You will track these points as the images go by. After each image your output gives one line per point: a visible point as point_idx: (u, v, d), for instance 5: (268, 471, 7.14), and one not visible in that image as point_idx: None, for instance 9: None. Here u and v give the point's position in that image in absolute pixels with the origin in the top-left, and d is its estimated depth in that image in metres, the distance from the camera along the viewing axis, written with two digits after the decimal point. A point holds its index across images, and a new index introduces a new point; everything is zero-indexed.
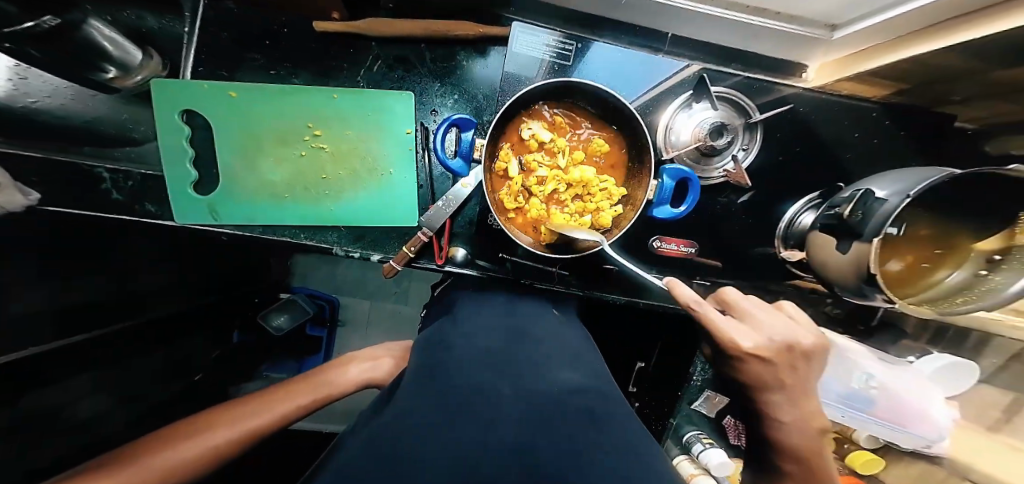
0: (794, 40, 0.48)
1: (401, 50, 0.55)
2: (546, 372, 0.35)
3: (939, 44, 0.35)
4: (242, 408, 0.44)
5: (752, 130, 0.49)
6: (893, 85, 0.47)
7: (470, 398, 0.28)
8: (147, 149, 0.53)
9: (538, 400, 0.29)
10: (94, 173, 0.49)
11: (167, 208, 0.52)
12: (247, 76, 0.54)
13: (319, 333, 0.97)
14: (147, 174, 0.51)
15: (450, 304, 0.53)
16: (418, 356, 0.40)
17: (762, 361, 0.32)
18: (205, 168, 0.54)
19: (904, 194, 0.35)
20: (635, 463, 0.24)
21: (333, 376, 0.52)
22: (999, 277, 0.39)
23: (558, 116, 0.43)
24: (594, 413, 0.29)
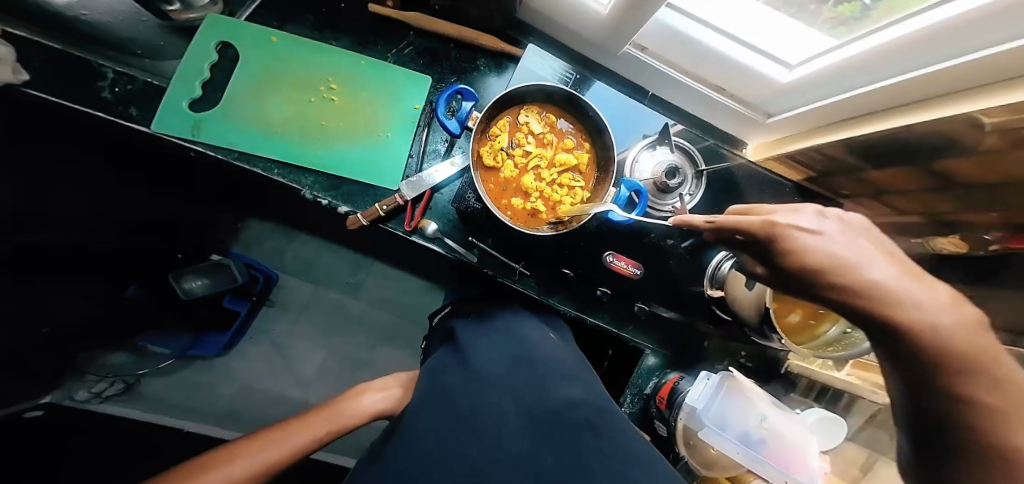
0: (740, 120, 0.60)
1: (432, 44, 0.63)
2: (553, 389, 0.46)
3: (851, 133, 0.47)
4: (263, 439, 0.44)
5: (699, 178, 0.59)
6: (805, 171, 0.60)
7: (484, 427, 0.42)
8: (164, 66, 0.58)
9: (543, 417, 0.43)
10: (100, 70, 0.53)
11: (149, 116, 0.54)
12: (295, 29, 0.62)
13: (238, 306, 1.04)
14: (150, 83, 0.55)
15: (450, 333, 0.58)
16: (424, 379, 0.51)
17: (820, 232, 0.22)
18: (211, 92, 0.59)
19: None
20: (628, 467, 0.36)
21: (348, 406, 0.51)
22: (858, 333, 0.50)
23: (552, 115, 0.52)
24: (593, 428, 0.42)
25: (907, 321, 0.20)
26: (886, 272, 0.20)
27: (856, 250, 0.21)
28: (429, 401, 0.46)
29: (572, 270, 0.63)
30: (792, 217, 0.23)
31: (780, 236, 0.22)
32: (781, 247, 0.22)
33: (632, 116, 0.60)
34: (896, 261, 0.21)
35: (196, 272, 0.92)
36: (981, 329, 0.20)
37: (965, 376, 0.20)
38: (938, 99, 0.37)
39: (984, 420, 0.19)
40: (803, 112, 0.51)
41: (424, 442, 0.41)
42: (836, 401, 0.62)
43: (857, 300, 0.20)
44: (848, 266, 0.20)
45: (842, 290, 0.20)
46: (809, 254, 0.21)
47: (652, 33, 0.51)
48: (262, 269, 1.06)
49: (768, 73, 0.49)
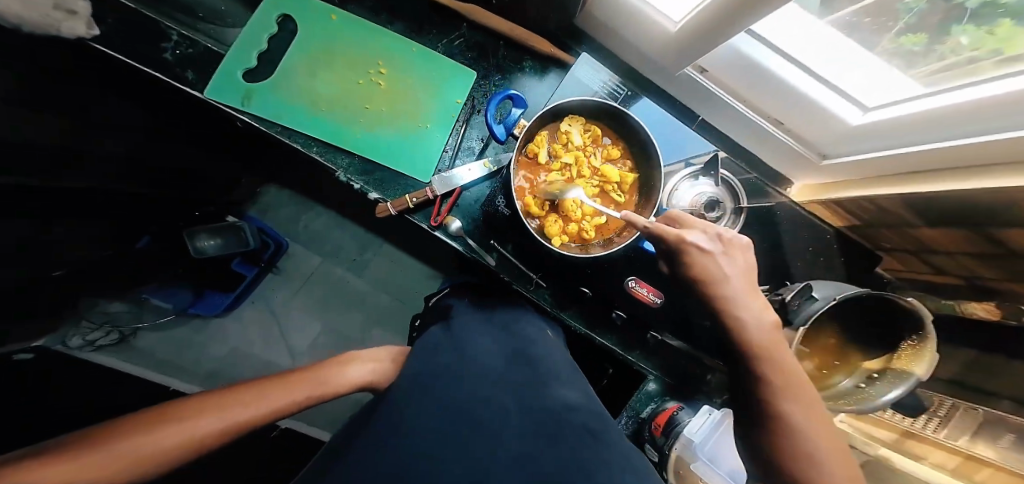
0: (792, 158, 0.60)
1: (483, 39, 0.62)
2: (551, 389, 0.45)
3: (907, 190, 0.46)
4: (232, 395, 0.37)
5: (738, 214, 0.58)
6: (846, 218, 0.60)
7: (476, 407, 0.41)
8: (228, 33, 0.57)
9: (538, 414, 0.41)
10: (165, 31, 0.54)
11: (203, 80, 0.54)
12: (354, 9, 0.61)
13: (244, 270, 1.03)
14: (209, 49, 0.55)
15: (448, 314, 0.62)
16: (414, 361, 0.51)
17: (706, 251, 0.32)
18: (264, 63, 0.58)
19: (831, 299, 0.49)
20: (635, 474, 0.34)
21: (336, 373, 0.47)
22: (872, 389, 0.50)
23: (596, 132, 0.52)
24: (591, 429, 0.39)
25: (728, 313, 0.31)
26: (736, 290, 0.32)
27: (719, 271, 0.32)
28: (419, 386, 0.44)
29: (591, 289, 0.63)
30: (697, 239, 0.32)
31: (686, 253, 0.32)
32: (685, 258, 0.32)
33: (677, 140, 0.60)
34: (737, 281, 0.32)
35: (210, 231, 0.92)
36: (775, 332, 0.31)
37: (763, 361, 0.30)
38: (999, 170, 0.37)
39: (770, 392, 0.29)
40: (861, 159, 0.50)
41: (414, 423, 0.38)
42: None
43: (708, 305, 0.32)
44: (711, 283, 0.31)
45: (712, 298, 0.32)
46: (700, 267, 0.32)
47: (719, 58, 0.50)
48: (273, 236, 1.06)
49: (839, 114, 0.48)
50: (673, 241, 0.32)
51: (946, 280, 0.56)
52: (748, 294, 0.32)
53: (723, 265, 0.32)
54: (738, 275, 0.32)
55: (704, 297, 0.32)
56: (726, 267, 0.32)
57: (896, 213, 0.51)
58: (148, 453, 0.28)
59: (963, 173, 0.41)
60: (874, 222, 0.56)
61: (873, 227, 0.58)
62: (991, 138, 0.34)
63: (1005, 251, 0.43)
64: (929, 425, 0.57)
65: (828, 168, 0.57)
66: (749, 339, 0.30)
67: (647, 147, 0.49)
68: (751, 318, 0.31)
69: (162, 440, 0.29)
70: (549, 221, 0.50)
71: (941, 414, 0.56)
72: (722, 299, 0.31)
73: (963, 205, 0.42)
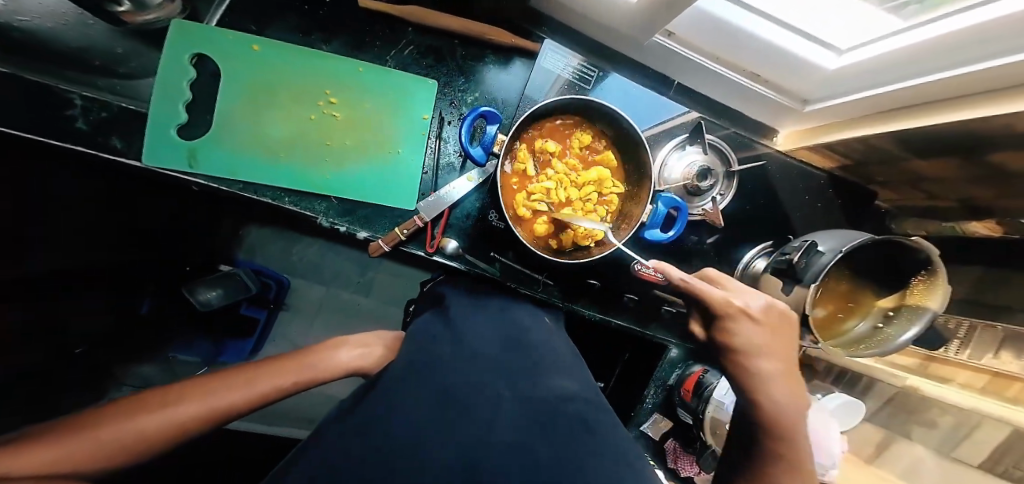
0: (776, 110, 0.57)
1: (434, 41, 0.57)
2: (548, 379, 0.44)
3: (903, 125, 0.43)
4: (220, 382, 0.41)
5: (730, 178, 0.58)
6: (839, 160, 0.59)
7: (472, 396, 0.38)
8: (139, 86, 0.49)
9: (533, 402, 0.40)
10: (65, 97, 0.44)
11: (136, 146, 0.47)
12: (278, 34, 0.53)
13: (255, 314, 1.00)
14: (128, 109, 0.47)
15: (439, 298, 0.60)
16: (409, 350, 0.49)
17: (760, 326, 0.34)
18: (198, 114, 0.51)
19: (836, 251, 0.47)
20: (624, 467, 0.33)
21: (320, 359, 0.50)
22: (891, 329, 0.50)
23: (586, 136, 0.51)
24: (587, 421, 0.39)
25: (753, 380, 0.34)
26: (766, 366, 0.34)
27: (764, 344, 0.34)
28: (411, 374, 0.42)
29: (598, 280, 0.63)
30: (753, 304, 0.35)
31: (732, 316, 0.35)
32: (730, 323, 0.35)
33: (656, 111, 0.58)
34: (775, 353, 0.34)
35: (208, 283, 0.91)
36: (802, 415, 0.33)
37: (774, 439, 0.33)
38: (988, 96, 0.35)
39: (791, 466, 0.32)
40: (846, 102, 0.47)
41: (410, 412, 0.35)
42: (853, 385, 0.66)
43: (742, 376, 0.35)
44: (749, 353, 0.34)
45: (742, 369, 0.35)
46: (741, 339, 0.34)
47: (687, 20, 0.46)
48: (271, 275, 1.03)
49: (813, 59, 0.44)
50: (719, 306, 0.35)
51: (942, 204, 0.55)
52: (784, 377, 0.34)
53: (768, 340, 0.35)
54: (775, 347, 0.35)
55: (733, 360, 0.35)
56: (773, 341, 0.35)
57: (892, 150, 0.49)
58: (142, 433, 0.33)
59: (949, 103, 0.38)
60: (870, 161, 0.55)
61: (867, 163, 0.56)
62: (997, 64, 0.30)
63: (993, 172, 0.43)
64: (951, 346, 0.58)
65: (811, 114, 0.54)
66: (779, 418, 0.33)
67: (631, 135, 0.48)
68: (784, 397, 0.33)
69: (156, 421, 0.34)
70: (540, 222, 0.50)
71: (961, 335, 0.56)
72: (759, 371, 0.34)
73: (964, 135, 0.40)
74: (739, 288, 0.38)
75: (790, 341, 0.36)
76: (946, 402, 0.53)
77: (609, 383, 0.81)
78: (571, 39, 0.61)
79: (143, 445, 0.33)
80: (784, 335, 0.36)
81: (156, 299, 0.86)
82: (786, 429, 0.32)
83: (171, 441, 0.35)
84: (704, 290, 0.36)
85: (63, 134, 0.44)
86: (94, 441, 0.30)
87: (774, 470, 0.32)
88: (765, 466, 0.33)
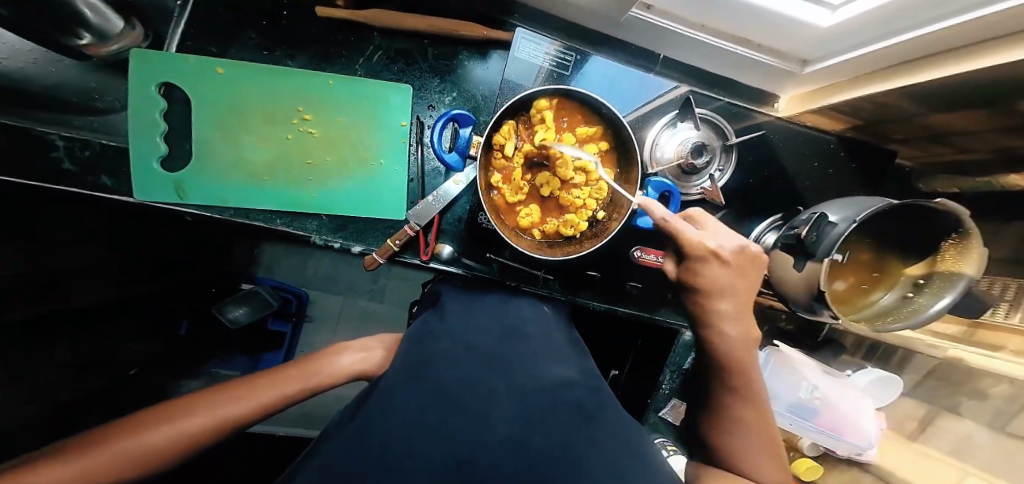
0: (772, 73, 0.54)
1: (403, 44, 0.55)
2: (542, 369, 0.44)
3: (907, 82, 0.39)
4: (226, 394, 0.42)
5: (728, 152, 0.56)
6: (850, 121, 0.54)
7: (467, 393, 0.37)
8: (113, 121, 0.49)
9: (528, 397, 0.38)
10: (46, 139, 0.45)
11: (125, 183, 0.49)
12: (240, 55, 0.52)
13: (281, 328, 1.04)
14: (109, 145, 0.48)
15: (438, 297, 0.58)
16: (407, 350, 0.47)
17: (727, 266, 0.38)
18: (176, 144, 0.52)
19: (850, 220, 0.42)
20: (625, 462, 0.32)
21: (324, 364, 0.50)
22: (922, 298, 0.46)
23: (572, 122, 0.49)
24: (586, 411, 0.38)
25: (712, 317, 0.40)
26: (726, 305, 0.39)
27: (729, 288, 0.39)
28: (411, 371, 0.41)
29: (599, 271, 0.61)
30: (725, 248, 0.38)
31: (708, 260, 0.38)
32: (700, 266, 0.39)
33: (640, 91, 0.55)
34: (735, 294, 0.39)
35: (235, 301, 0.93)
36: (750, 347, 0.40)
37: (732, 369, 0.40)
38: (993, 45, 0.31)
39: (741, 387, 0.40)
40: (847, 60, 0.43)
41: (405, 414, 0.34)
42: (887, 359, 0.62)
43: (704, 313, 0.40)
44: (711, 297, 0.39)
45: (703, 307, 0.40)
46: (708, 275, 0.39)
47: None
48: (292, 290, 1.06)
49: (805, 19, 0.39)
50: (693, 249, 0.38)
51: (970, 157, 0.50)
52: (738, 316, 0.40)
53: (732, 278, 0.39)
54: (737, 287, 0.39)
55: (703, 301, 0.40)
56: (738, 284, 0.39)
57: (905, 106, 0.45)
58: (154, 446, 0.34)
59: (959, 52, 0.34)
60: (884, 118, 0.50)
61: (883, 122, 0.51)
62: (1004, 8, 0.27)
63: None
64: (1000, 311, 0.52)
65: (811, 75, 0.51)
66: (726, 351, 0.39)
67: (614, 121, 0.46)
68: (737, 334, 0.39)
69: (166, 435, 0.35)
70: (523, 213, 0.49)
71: (1009, 298, 0.50)
72: (717, 310, 0.39)
73: (984, 85, 0.35)
74: (715, 230, 0.41)
75: (756, 279, 0.40)
76: (991, 372, 0.48)
77: (623, 370, 0.76)
78: (546, 25, 0.59)
79: (154, 458, 0.34)
80: (751, 276, 0.40)
81: (193, 319, 0.91)
82: (736, 362, 0.39)
83: (180, 453, 0.36)
84: (684, 235, 0.38)
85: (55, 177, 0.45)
86: (108, 456, 0.32)
87: (724, 395, 0.41)
88: (723, 397, 0.41)
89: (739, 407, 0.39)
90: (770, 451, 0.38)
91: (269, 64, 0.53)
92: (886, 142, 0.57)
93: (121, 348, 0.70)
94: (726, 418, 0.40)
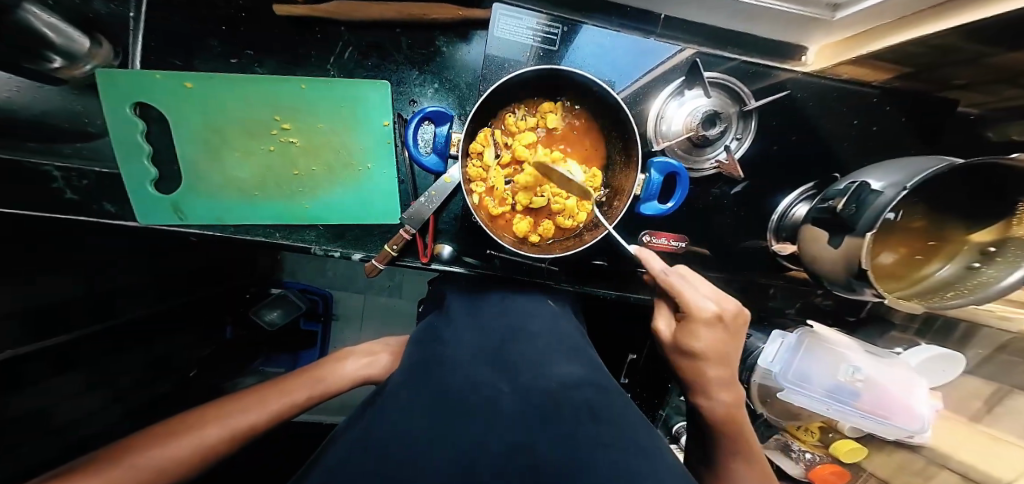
0: (795, 20, 0.46)
1: (374, 36, 0.52)
2: (547, 366, 0.40)
3: (971, 18, 0.32)
4: (238, 403, 0.43)
5: (747, 118, 0.50)
6: (894, 69, 0.46)
7: (467, 395, 0.34)
8: (102, 145, 0.50)
9: (532, 395, 0.35)
10: (43, 171, 0.48)
11: (127, 208, 0.50)
12: (206, 64, 0.51)
13: (313, 327, 1.05)
14: (102, 172, 0.50)
15: (441, 299, 0.56)
16: (412, 353, 0.45)
17: (721, 329, 0.38)
18: (164, 165, 0.52)
19: (900, 187, 0.34)
20: (633, 453, 0.29)
21: (330, 372, 0.50)
22: (993, 270, 0.39)
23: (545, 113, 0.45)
24: (594, 409, 0.34)
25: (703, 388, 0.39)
26: (715, 372, 0.38)
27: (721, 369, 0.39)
28: (410, 376, 0.39)
29: (607, 260, 0.57)
30: (725, 309, 0.38)
31: (698, 324, 0.37)
32: (691, 327, 0.38)
33: (638, 59, 0.49)
34: (725, 361, 0.39)
35: (268, 305, 0.97)
36: (738, 411, 0.40)
37: (726, 434, 0.40)
38: None
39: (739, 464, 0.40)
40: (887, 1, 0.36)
41: (401, 420, 0.31)
42: (947, 334, 0.56)
43: (695, 381, 0.40)
44: (705, 378, 0.39)
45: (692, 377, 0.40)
46: (703, 340, 0.38)
47: None
48: (317, 291, 1.06)
49: None
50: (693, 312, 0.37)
51: None
52: (728, 383, 0.39)
53: (724, 343, 0.38)
54: (727, 353, 0.39)
55: (693, 368, 0.39)
56: (727, 346, 0.38)
57: (962, 46, 0.37)
58: (173, 459, 0.35)
59: None
60: (938, 61, 0.41)
61: (938, 66, 0.43)
62: None
63: None
64: None
65: (845, 21, 0.43)
66: (717, 414, 0.40)
67: (607, 98, 0.41)
68: (722, 400, 0.39)
69: (185, 446, 0.36)
70: (514, 219, 0.46)
71: None
72: (709, 377, 0.39)
73: None
74: (710, 290, 0.40)
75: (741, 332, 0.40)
76: None
77: (642, 355, 0.71)
78: None
79: (177, 471, 0.35)
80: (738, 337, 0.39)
81: (236, 324, 0.94)
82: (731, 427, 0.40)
83: (199, 466, 0.37)
84: (687, 297, 0.37)
85: (63, 207, 0.48)
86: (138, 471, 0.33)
87: (730, 461, 0.40)
88: (727, 462, 0.40)
89: (740, 467, 0.40)
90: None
91: (238, 73, 0.52)
92: (943, 88, 0.48)
93: (178, 354, 0.76)
94: (728, 478, 0.40)
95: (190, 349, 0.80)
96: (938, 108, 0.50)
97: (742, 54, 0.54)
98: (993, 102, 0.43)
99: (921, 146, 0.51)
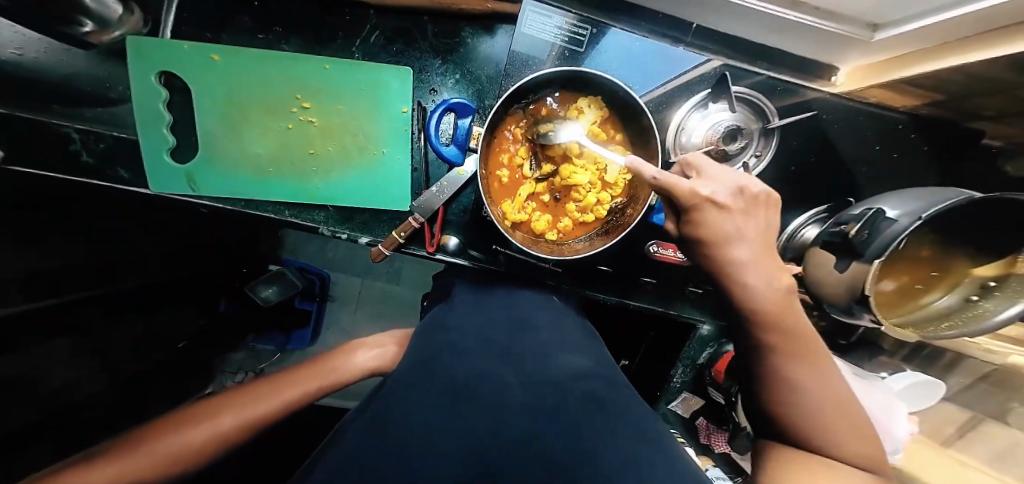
0: (831, 39, 0.46)
1: (402, 22, 0.52)
2: (555, 359, 0.41)
3: (1009, 49, 0.32)
4: (252, 393, 0.42)
5: (768, 135, 0.50)
6: (926, 95, 0.46)
7: (478, 386, 0.35)
8: (121, 111, 0.49)
9: (540, 387, 0.36)
10: (63, 133, 0.47)
11: (141, 176, 0.50)
12: (232, 38, 0.50)
13: (308, 307, 1.03)
14: (121, 137, 0.49)
15: (449, 290, 0.56)
16: (420, 342, 0.46)
17: (724, 211, 0.31)
18: (182, 135, 0.52)
19: (915, 216, 0.35)
20: (642, 445, 0.30)
21: (342, 362, 0.50)
22: (990, 304, 0.40)
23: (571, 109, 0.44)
24: (601, 399, 0.35)
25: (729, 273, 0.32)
26: (744, 254, 0.31)
27: (741, 230, 0.31)
28: (419, 365, 0.39)
29: (611, 265, 0.58)
30: (717, 193, 0.31)
31: (699, 209, 0.31)
32: (699, 215, 0.31)
33: (663, 68, 0.49)
34: (752, 240, 0.32)
35: (266, 281, 0.93)
36: (788, 298, 0.32)
37: (793, 360, 0.31)
38: None
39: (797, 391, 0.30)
40: (928, 24, 0.36)
41: (415, 409, 0.32)
42: (933, 361, 0.57)
43: (715, 263, 0.33)
44: (722, 239, 0.31)
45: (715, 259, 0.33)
46: (706, 226, 0.31)
47: None
48: (315, 271, 1.04)
49: None
50: (686, 197, 0.31)
51: None
52: (762, 261, 0.32)
53: (743, 224, 0.31)
54: (761, 239, 0.32)
55: (710, 256, 0.33)
56: (744, 221, 0.32)
57: (1000, 76, 0.36)
58: (189, 446, 0.35)
59: None
60: (972, 90, 0.41)
61: (969, 95, 0.42)
62: None
63: None
64: None
65: (883, 42, 0.43)
66: (761, 304, 0.31)
67: (632, 104, 0.41)
68: (761, 285, 0.31)
69: (202, 433, 0.37)
70: (535, 218, 0.47)
71: None
72: (734, 260, 0.31)
73: None
74: (723, 173, 0.32)
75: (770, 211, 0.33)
76: None
77: (633, 360, 0.74)
78: None
79: (188, 457, 0.35)
80: (764, 212, 0.33)
81: (230, 297, 0.93)
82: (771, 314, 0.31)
83: (216, 452, 0.37)
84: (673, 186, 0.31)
85: (77, 170, 0.48)
86: (149, 458, 0.33)
87: (767, 360, 0.32)
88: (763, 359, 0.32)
89: (796, 367, 0.31)
90: (849, 414, 0.30)
91: (264, 48, 0.51)
92: (973, 119, 0.47)
93: (172, 325, 0.76)
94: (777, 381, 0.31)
95: (184, 320, 0.80)
96: (961, 138, 0.50)
97: (769, 70, 0.55)
98: (1022, 137, 0.43)
99: (938, 176, 0.51)
